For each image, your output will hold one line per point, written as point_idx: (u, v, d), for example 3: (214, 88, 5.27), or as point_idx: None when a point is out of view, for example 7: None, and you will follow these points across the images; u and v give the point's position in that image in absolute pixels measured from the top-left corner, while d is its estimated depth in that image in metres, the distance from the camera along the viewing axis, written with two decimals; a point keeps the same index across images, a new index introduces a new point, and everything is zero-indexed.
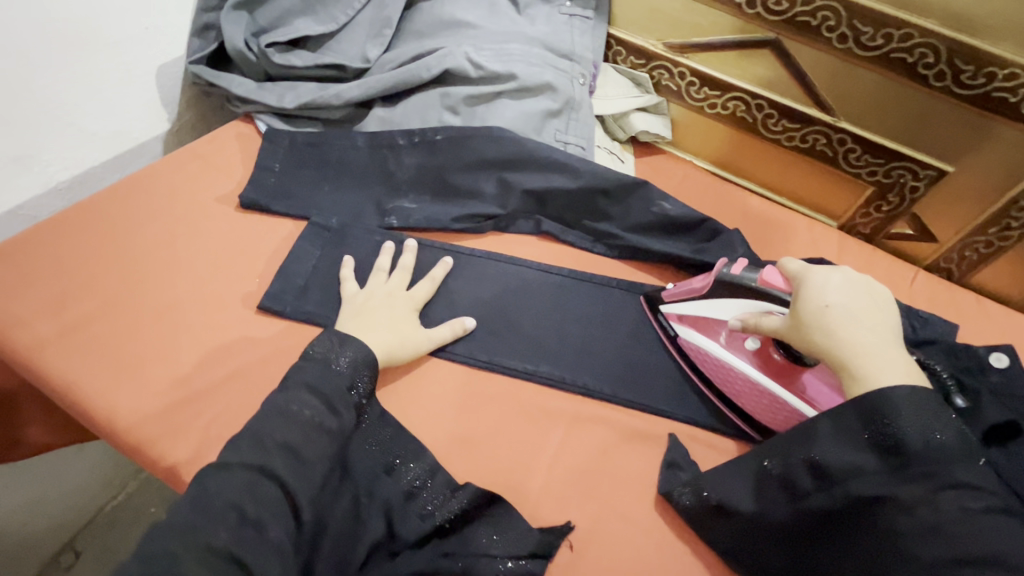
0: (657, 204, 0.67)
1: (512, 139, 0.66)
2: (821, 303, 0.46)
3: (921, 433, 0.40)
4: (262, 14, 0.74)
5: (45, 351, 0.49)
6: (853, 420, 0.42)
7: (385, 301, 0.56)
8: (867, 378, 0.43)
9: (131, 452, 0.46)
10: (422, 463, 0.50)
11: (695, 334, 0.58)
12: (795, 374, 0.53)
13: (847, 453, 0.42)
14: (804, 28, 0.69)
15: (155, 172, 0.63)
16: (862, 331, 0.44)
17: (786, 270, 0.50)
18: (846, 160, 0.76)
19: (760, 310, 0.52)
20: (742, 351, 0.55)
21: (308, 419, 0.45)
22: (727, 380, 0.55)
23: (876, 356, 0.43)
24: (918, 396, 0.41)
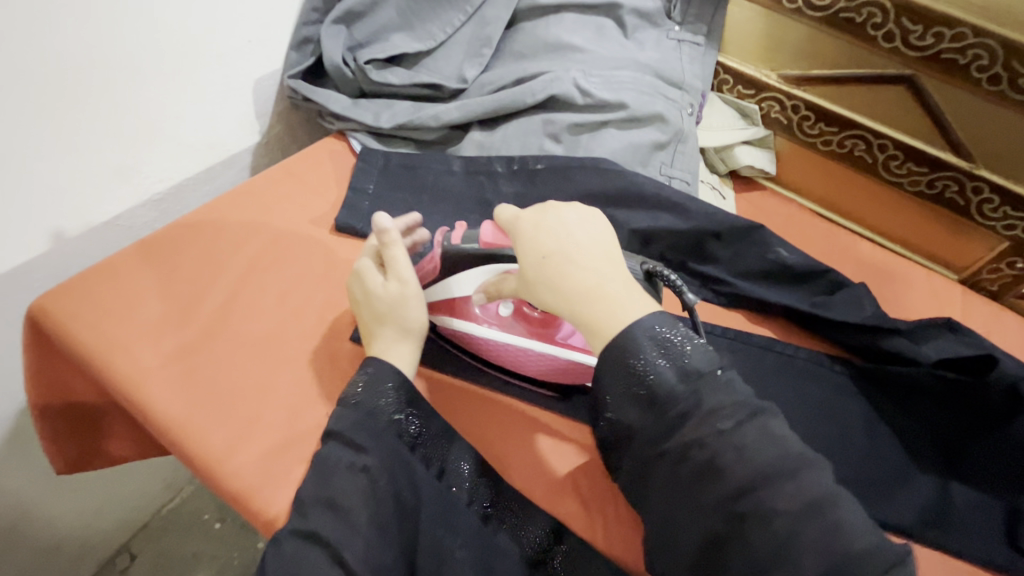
0: (773, 251, 0.61)
1: (619, 172, 0.62)
2: (539, 253, 0.41)
3: (663, 370, 0.38)
4: (360, 29, 0.72)
5: (145, 383, 0.47)
6: (606, 376, 0.39)
7: (384, 308, 0.48)
8: (597, 329, 0.39)
9: (227, 497, 0.44)
10: (540, 528, 0.46)
11: (453, 320, 0.52)
12: (549, 329, 0.52)
13: (614, 411, 0.40)
14: (950, 66, 0.63)
15: (251, 189, 0.62)
16: (579, 274, 0.40)
17: (505, 223, 0.44)
18: (978, 211, 0.69)
19: (498, 274, 0.47)
20: (502, 320, 0.53)
21: (362, 475, 0.41)
22: (510, 359, 0.53)
23: (607, 303, 0.39)
24: (660, 329, 0.38)
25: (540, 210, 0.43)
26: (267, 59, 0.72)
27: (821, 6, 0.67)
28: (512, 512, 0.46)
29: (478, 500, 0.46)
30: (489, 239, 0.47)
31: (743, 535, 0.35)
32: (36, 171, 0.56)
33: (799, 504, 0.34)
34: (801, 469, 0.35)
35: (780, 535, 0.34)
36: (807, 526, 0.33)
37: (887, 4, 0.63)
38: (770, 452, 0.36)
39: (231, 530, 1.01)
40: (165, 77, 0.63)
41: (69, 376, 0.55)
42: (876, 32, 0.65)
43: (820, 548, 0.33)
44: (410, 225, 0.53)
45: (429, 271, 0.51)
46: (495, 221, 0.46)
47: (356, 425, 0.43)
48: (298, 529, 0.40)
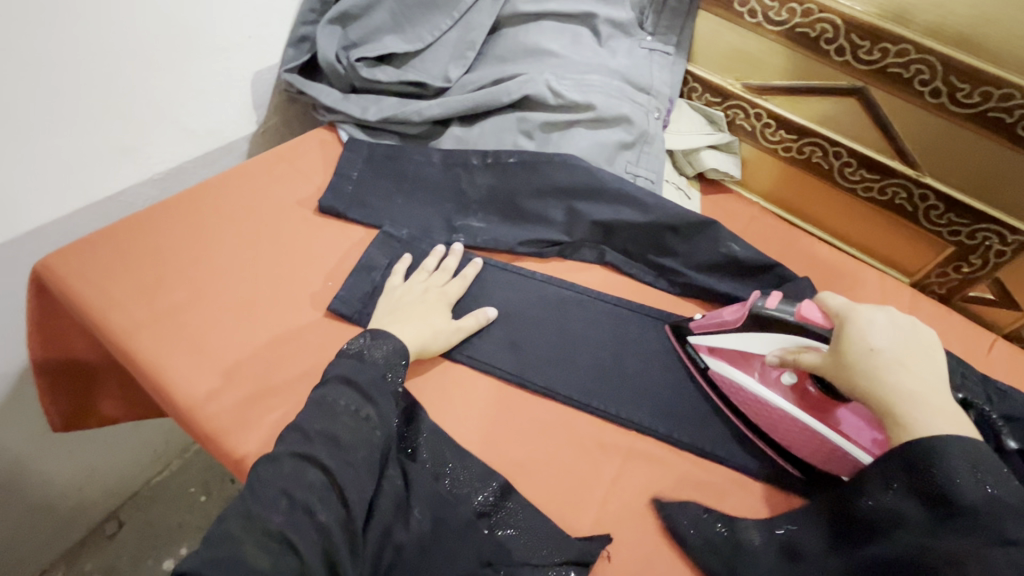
0: (725, 245, 0.66)
1: (584, 168, 0.67)
2: (868, 346, 0.45)
3: (971, 488, 0.39)
4: (353, 29, 0.78)
5: (136, 335, 0.52)
6: (897, 467, 0.42)
7: (409, 300, 0.58)
8: (905, 426, 0.43)
9: (205, 439, 0.48)
10: (490, 487, 0.50)
11: (728, 368, 0.57)
12: (831, 410, 0.53)
13: (892, 500, 0.42)
14: (895, 79, 0.67)
15: (244, 171, 0.67)
16: (916, 380, 0.44)
17: (828, 308, 0.50)
18: (926, 217, 0.73)
19: (797, 345, 0.52)
20: (780, 386, 0.55)
21: (365, 423, 0.47)
22: (754, 408, 0.56)
23: (920, 406, 0.43)
24: (973, 454, 0.40)
25: (882, 309, 0.48)
26: (266, 55, 0.78)
27: (779, 22, 0.71)
28: (464, 469, 0.51)
29: (428, 464, 0.51)
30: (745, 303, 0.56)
31: None
32: (47, 145, 0.62)
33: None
34: None
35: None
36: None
37: (838, 21, 0.67)
38: None
39: (215, 503, 1.05)
40: (170, 66, 0.68)
41: (69, 333, 0.60)
42: (828, 46, 0.70)
43: None
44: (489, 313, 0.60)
45: (722, 320, 0.58)
46: (822, 304, 0.51)
47: (366, 376, 0.49)
48: (296, 462, 0.43)
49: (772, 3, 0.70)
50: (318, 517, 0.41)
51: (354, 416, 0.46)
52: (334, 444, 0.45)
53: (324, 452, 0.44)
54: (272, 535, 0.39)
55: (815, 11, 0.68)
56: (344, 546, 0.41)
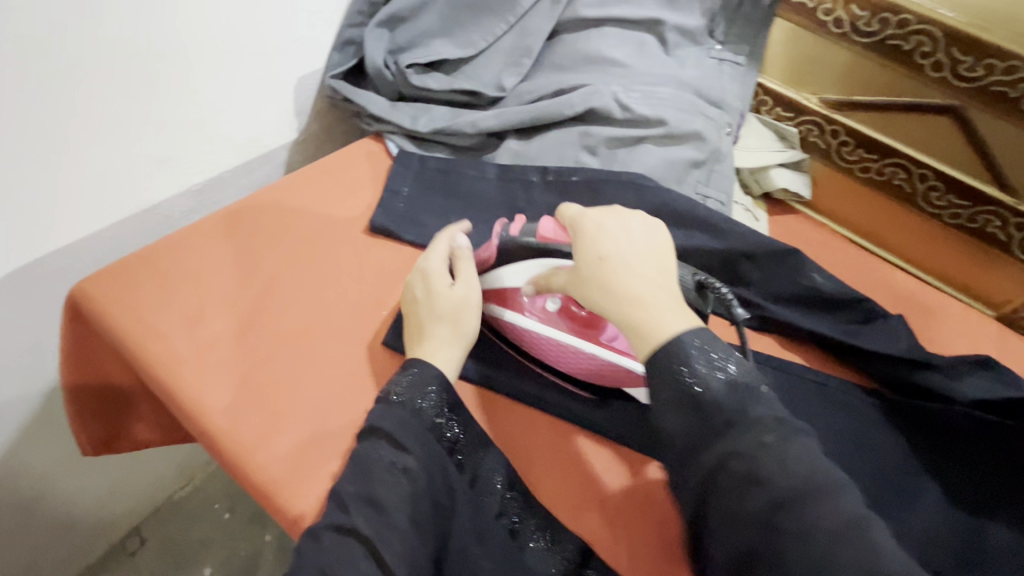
0: (808, 277, 0.60)
1: (655, 189, 0.62)
2: (596, 254, 0.44)
3: (709, 379, 0.39)
4: (401, 33, 0.72)
5: (179, 370, 0.48)
6: (657, 379, 0.40)
7: (439, 312, 0.50)
8: (642, 333, 0.41)
9: (255, 491, 0.44)
10: (571, 549, 0.45)
11: (506, 312, 0.54)
12: (591, 327, 0.54)
13: (661, 420, 0.40)
14: (999, 98, 0.61)
15: (288, 184, 0.63)
16: (622, 279, 0.43)
17: (566, 219, 0.48)
18: (1021, 248, 0.67)
19: (549, 267, 0.49)
20: (546, 315, 0.54)
21: (401, 477, 0.41)
22: (548, 351, 0.53)
23: (651, 310, 0.41)
24: (702, 341, 0.40)
25: (603, 213, 0.47)
26: (310, 59, 0.73)
27: (869, 33, 0.66)
28: (543, 531, 0.46)
29: (507, 514, 0.46)
30: (547, 233, 0.51)
31: (804, 538, 0.33)
32: (81, 155, 0.57)
33: (836, 519, 0.33)
34: (838, 490, 0.35)
35: (818, 554, 0.33)
36: (848, 542, 0.32)
37: (937, 33, 0.61)
38: (805, 468, 0.35)
39: (239, 521, 1.01)
40: (209, 71, 0.64)
41: (102, 359, 0.56)
42: (923, 61, 0.64)
43: (859, 564, 0.32)
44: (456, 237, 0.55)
45: (487, 258, 0.54)
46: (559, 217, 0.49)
47: (402, 424, 0.43)
48: (336, 536, 0.39)
49: (862, 13, 0.65)
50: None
51: (391, 471, 0.41)
52: (374, 509, 0.40)
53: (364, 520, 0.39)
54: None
55: (912, 22, 0.62)
56: None
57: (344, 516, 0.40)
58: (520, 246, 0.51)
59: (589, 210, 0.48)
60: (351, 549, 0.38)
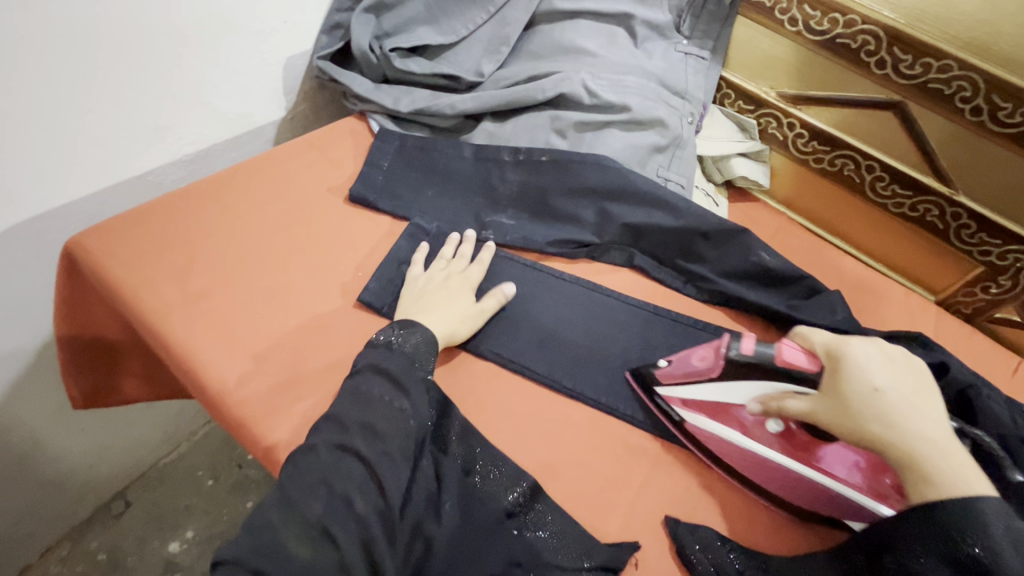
0: (756, 254, 0.65)
1: (617, 169, 0.66)
2: (871, 387, 0.43)
3: (1010, 559, 0.37)
4: (387, 19, 0.77)
5: (168, 318, 0.52)
6: (926, 534, 0.40)
7: (437, 293, 0.57)
8: (929, 480, 0.41)
9: (234, 425, 0.48)
10: (522, 485, 0.49)
11: (715, 424, 0.53)
12: (813, 449, 0.50)
13: (922, 573, 0.40)
14: (936, 95, 0.67)
15: (274, 157, 0.67)
16: (920, 427, 0.42)
17: (818, 348, 0.48)
18: (957, 236, 0.72)
19: (778, 390, 0.48)
20: (762, 433, 0.51)
21: (398, 411, 0.46)
22: (762, 474, 0.51)
23: (946, 457, 0.41)
24: (1008, 522, 0.38)
25: (861, 346, 0.47)
26: (299, 40, 0.77)
27: (821, 31, 0.71)
28: (494, 468, 0.50)
29: (460, 457, 0.50)
30: (788, 358, 0.48)
31: None
32: (82, 121, 0.62)
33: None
34: None
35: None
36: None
37: (881, 33, 0.67)
38: None
39: (223, 488, 1.05)
40: (203, 48, 0.68)
41: (95, 312, 0.60)
42: (869, 59, 0.69)
43: None
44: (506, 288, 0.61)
45: (706, 370, 0.53)
46: (810, 344, 0.49)
47: (394, 364, 0.49)
48: (334, 451, 0.44)
49: (813, 13, 0.70)
50: (356, 506, 0.42)
51: (389, 406, 0.46)
52: (372, 434, 0.45)
53: (361, 442, 0.44)
54: (312, 526, 0.40)
55: (858, 22, 0.68)
56: (381, 536, 0.41)
57: (344, 437, 0.44)
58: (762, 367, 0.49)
59: (846, 342, 0.47)
60: (347, 465, 0.43)
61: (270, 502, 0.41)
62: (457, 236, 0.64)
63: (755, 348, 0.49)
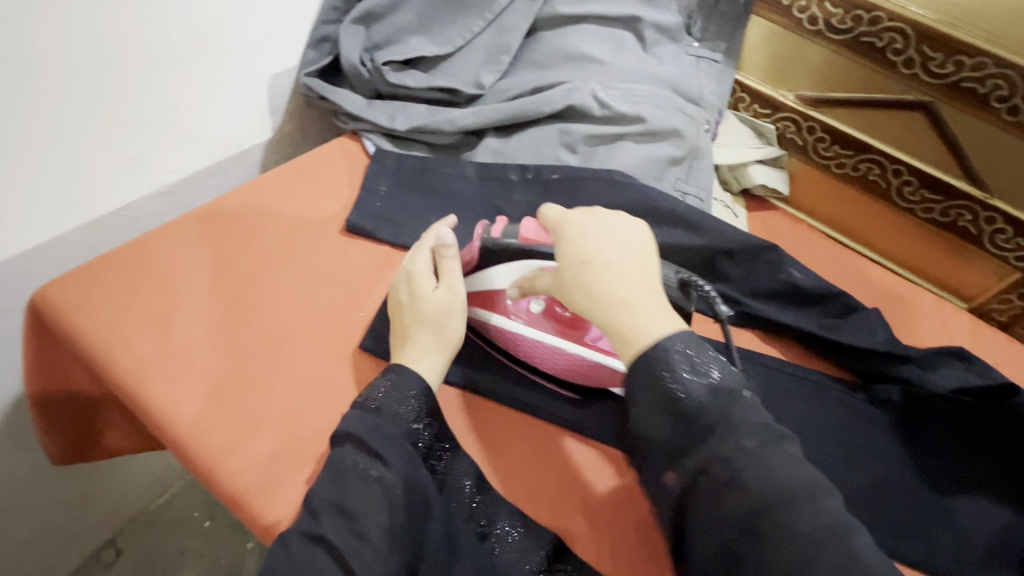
0: (785, 272, 0.60)
1: (633, 186, 0.62)
2: (580, 257, 0.44)
3: (695, 387, 0.39)
4: (379, 30, 0.71)
5: (146, 378, 0.47)
6: (638, 386, 0.40)
7: (426, 313, 0.49)
8: (629, 336, 0.41)
9: (227, 499, 0.43)
10: (541, 549, 0.45)
11: (484, 313, 0.54)
12: (577, 326, 0.54)
13: (642, 422, 0.40)
14: (969, 94, 0.62)
15: (260, 185, 0.61)
16: (614, 284, 0.42)
17: (547, 221, 0.47)
18: (992, 241, 0.68)
19: (532, 269, 0.49)
20: (530, 316, 0.54)
21: (375, 485, 0.40)
22: (546, 359, 0.54)
23: (634, 314, 0.41)
24: (693, 350, 0.40)
25: (586, 215, 0.47)
26: (284, 56, 0.72)
27: (843, 30, 0.67)
28: (512, 529, 0.46)
29: (475, 519, 0.45)
30: (529, 234, 0.51)
31: (710, 532, 0.37)
32: (43, 155, 0.55)
33: (809, 522, 0.34)
34: (820, 493, 0.36)
35: (797, 551, 0.34)
36: (826, 542, 0.34)
37: (908, 31, 0.63)
38: (794, 473, 0.37)
39: (219, 530, 0.99)
40: (180, 70, 0.62)
41: (67, 367, 0.54)
42: (896, 58, 0.65)
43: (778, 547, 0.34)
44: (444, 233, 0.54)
45: (469, 261, 0.54)
46: (540, 215, 0.48)
47: (372, 429, 0.43)
48: (306, 544, 0.39)
49: (834, 10, 0.66)
50: None
51: (362, 477, 0.40)
52: (344, 517, 0.39)
53: (332, 527, 0.39)
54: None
55: (883, 19, 0.64)
56: None
57: (313, 525, 0.39)
58: (503, 246, 0.51)
59: (572, 210, 0.47)
60: (317, 558, 0.38)
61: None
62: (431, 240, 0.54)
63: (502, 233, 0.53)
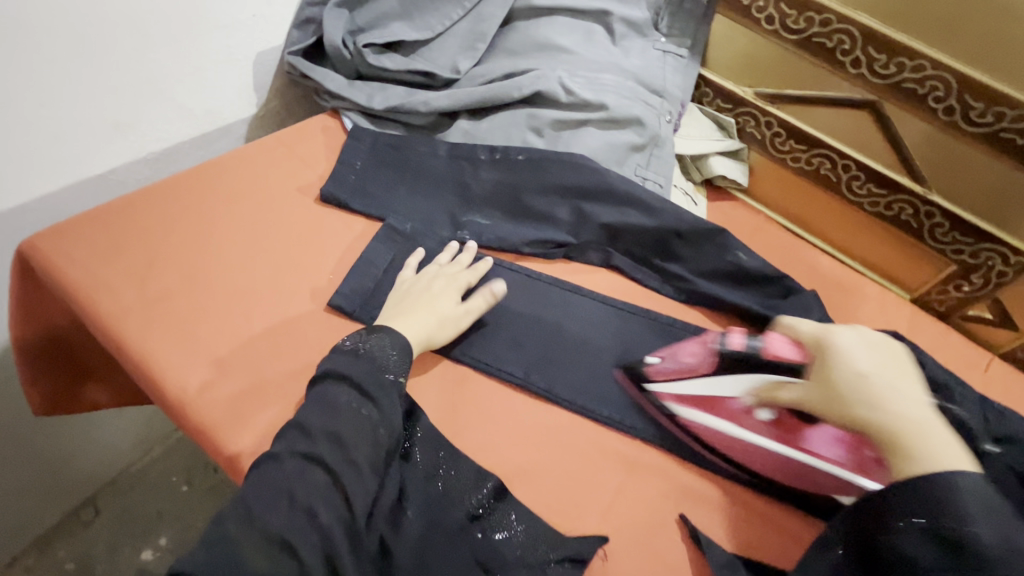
0: (732, 254, 0.65)
1: (593, 168, 0.66)
2: (856, 372, 0.45)
3: (983, 528, 0.37)
4: (361, 14, 0.75)
5: (126, 324, 0.50)
6: (916, 505, 0.40)
7: (437, 305, 0.55)
8: (908, 456, 0.41)
9: (196, 434, 0.47)
10: (489, 485, 0.49)
11: (699, 415, 0.55)
12: (803, 433, 0.52)
13: (908, 541, 0.39)
14: (910, 94, 0.67)
15: (243, 154, 0.65)
16: (919, 407, 0.43)
17: (806, 338, 0.51)
18: (931, 234, 0.73)
19: (767, 381, 0.53)
20: (751, 421, 0.54)
21: (366, 421, 0.45)
22: (758, 460, 0.53)
23: (928, 434, 0.42)
24: (991, 497, 0.39)
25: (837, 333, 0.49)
26: (268, 35, 0.75)
27: (797, 30, 0.71)
28: (456, 471, 0.49)
29: (426, 461, 0.50)
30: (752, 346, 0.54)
31: None
32: (33, 116, 0.59)
33: None
34: None
35: None
36: None
37: (855, 32, 0.67)
38: None
39: (198, 494, 1.02)
40: (166, 41, 0.65)
41: (50, 310, 0.58)
42: (844, 59, 0.69)
43: None
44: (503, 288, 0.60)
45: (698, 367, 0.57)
46: (803, 332, 0.51)
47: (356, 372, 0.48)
48: (298, 462, 0.43)
49: (789, 11, 0.70)
50: (319, 517, 0.41)
51: (355, 413, 0.45)
52: (337, 443, 0.44)
53: (326, 451, 0.44)
54: (272, 538, 0.40)
55: (833, 21, 0.68)
56: (346, 549, 0.41)
57: (310, 446, 0.44)
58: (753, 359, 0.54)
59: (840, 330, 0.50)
60: (313, 475, 0.42)
61: (227, 513, 0.41)
62: (457, 245, 0.63)
63: (744, 344, 0.55)
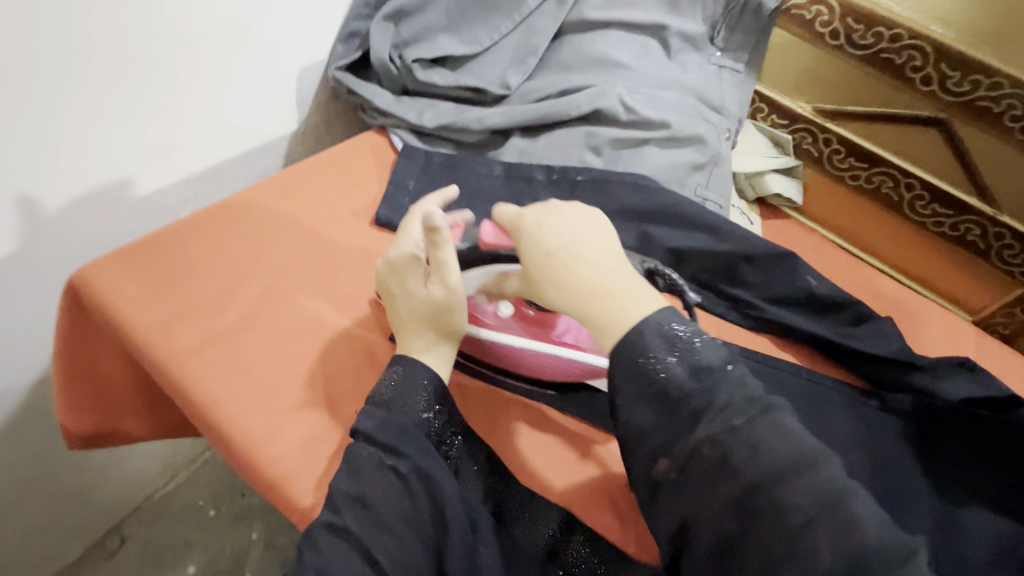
0: (803, 279, 0.62)
1: (656, 190, 0.63)
2: (544, 251, 0.42)
3: (675, 367, 0.38)
4: (406, 27, 0.71)
5: (184, 365, 0.47)
6: (622, 370, 0.39)
7: (427, 311, 0.47)
8: (603, 328, 0.40)
9: (263, 487, 0.44)
10: (553, 522, 0.46)
11: None
12: (547, 322, 0.53)
13: (631, 410, 0.39)
14: (984, 113, 0.65)
15: (293, 175, 0.63)
16: (579, 274, 0.41)
17: (501, 217, 0.45)
18: (998, 256, 0.70)
19: (497, 273, 0.48)
20: (501, 319, 0.52)
21: (392, 476, 0.41)
22: (504, 357, 0.52)
23: (611, 299, 0.40)
24: (665, 325, 0.39)
25: (544, 209, 0.44)
26: (315, 49, 0.72)
27: (863, 45, 0.70)
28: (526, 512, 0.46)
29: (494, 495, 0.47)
30: (489, 239, 0.47)
31: (733, 529, 0.35)
32: (82, 138, 0.56)
33: (812, 498, 0.33)
34: (817, 463, 0.35)
35: (858, 546, 0.32)
36: (823, 519, 0.33)
37: (927, 48, 0.65)
38: (784, 447, 0.35)
39: (225, 520, 0.99)
40: (214, 59, 0.63)
41: (97, 347, 0.55)
42: (915, 75, 0.67)
43: (835, 542, 0.32)
44: (431, 218, 0.44)
45: None
46: (496, 213, 0.46)
47: (380, 424, 0.43)
48: (331, 538, 0.40)
49: (857, 26, 0.69)
50: None
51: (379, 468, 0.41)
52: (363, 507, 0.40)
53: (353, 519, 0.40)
54: None
55: (904, 36, 0.66)
56: None
57: (336, 516, 0.40)
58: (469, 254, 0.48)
59: (528, 207, 0.45)
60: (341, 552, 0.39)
61: None
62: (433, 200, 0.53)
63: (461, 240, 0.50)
